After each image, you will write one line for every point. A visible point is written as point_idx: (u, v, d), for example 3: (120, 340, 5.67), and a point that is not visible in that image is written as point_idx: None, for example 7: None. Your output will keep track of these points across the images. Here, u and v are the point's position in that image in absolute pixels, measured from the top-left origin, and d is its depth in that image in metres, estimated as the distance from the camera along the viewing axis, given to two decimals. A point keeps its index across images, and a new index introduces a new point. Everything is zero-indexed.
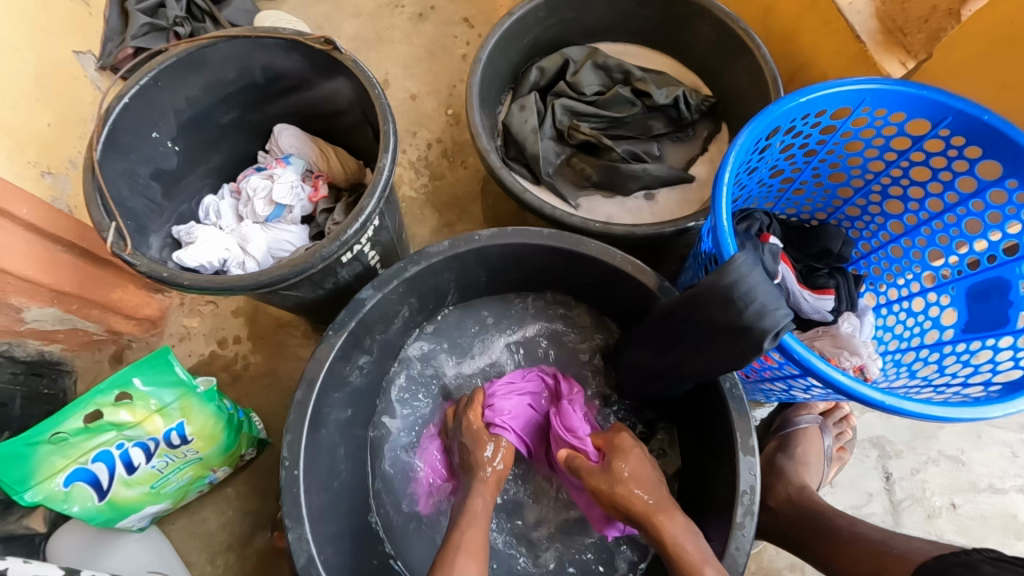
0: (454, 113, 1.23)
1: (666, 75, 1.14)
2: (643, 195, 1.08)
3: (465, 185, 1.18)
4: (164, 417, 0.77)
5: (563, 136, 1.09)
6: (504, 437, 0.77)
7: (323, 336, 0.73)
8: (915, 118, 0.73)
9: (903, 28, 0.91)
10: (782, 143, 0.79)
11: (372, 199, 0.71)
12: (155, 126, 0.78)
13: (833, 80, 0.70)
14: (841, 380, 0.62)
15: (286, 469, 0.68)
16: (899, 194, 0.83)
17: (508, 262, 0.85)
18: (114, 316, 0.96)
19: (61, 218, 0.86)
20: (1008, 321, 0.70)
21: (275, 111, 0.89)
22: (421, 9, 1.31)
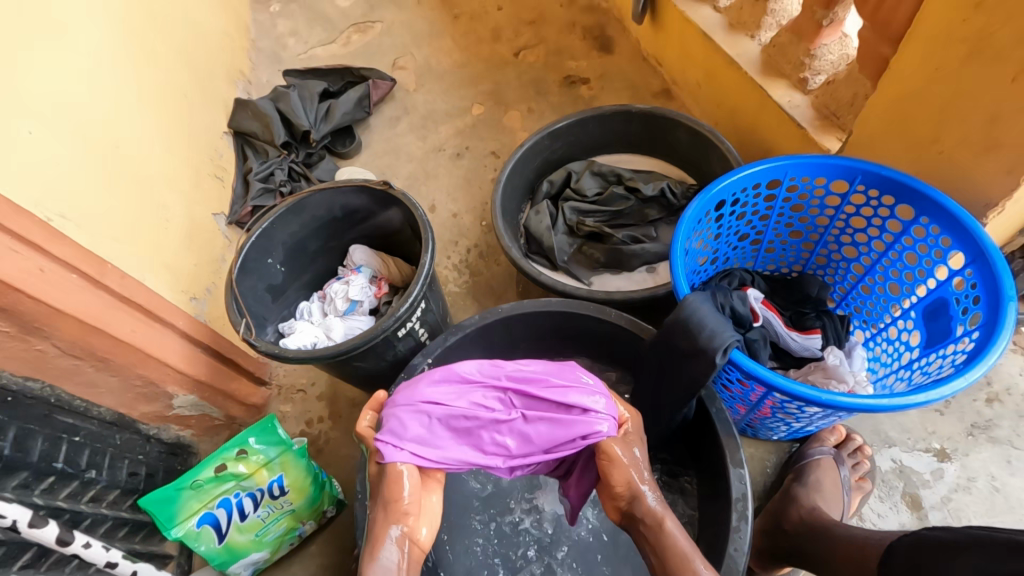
0: (487, 223, 1.53)
1: (653, 172, 1.39)
2: (645, 268, 1.28)
3: (498, 278, 1.43)
4: (269, 470, 0.99)
5: (572, 230, 1.34)
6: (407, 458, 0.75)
7: (385, 396, 0.95)
8: (834, 180, 0.92)
9: (835, 113, 1.12)
10: (734, 212, 0.99)
11: (417, 286, 0.97)
12: (269, 254, 1.10)
13: (754, 161, 0.92)
14: (795, 389, 0.75)
15: (359, 500, 0.86)
16: (850, 241, 0.98)
17: (528, 329, 1.05)
18: (231, 403, 1.24)
19: (201, 328, 1.17)
20: (951, 332, 0.80)
21: (351, 236, 1.21)
22: (459, 150, 1.69)
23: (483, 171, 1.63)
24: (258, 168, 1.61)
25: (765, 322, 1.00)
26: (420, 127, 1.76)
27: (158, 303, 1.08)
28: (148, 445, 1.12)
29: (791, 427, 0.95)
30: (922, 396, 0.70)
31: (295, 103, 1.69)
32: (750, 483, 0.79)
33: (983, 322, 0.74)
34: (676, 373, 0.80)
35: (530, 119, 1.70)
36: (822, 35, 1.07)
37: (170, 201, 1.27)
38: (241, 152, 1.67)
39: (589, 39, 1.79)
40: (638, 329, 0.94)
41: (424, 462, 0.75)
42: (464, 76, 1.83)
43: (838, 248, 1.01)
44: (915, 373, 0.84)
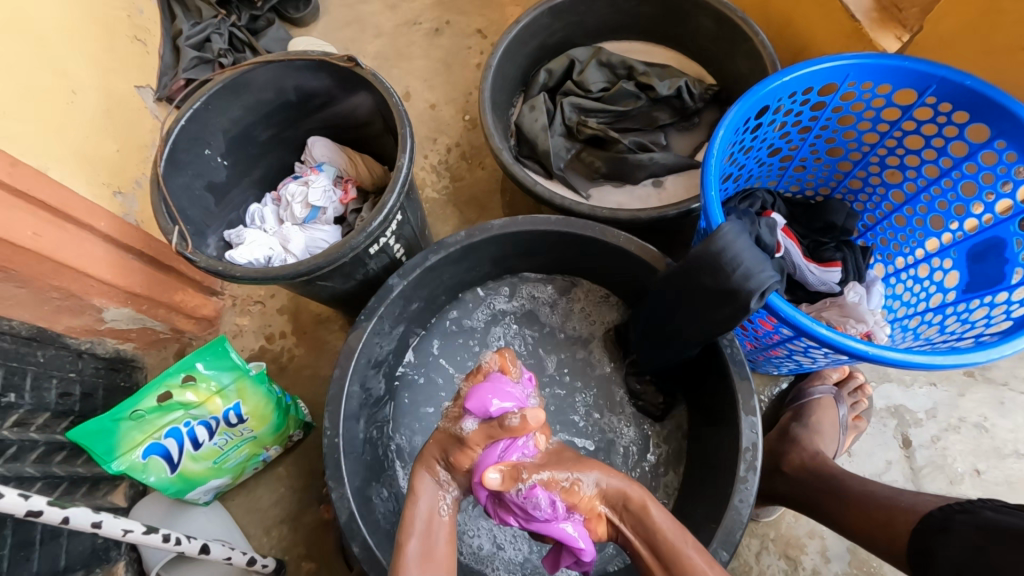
0: (470, 118, 1.32)
1: (669, 68, 1.19)
2: (651, 183, 1.13)
3: (484, 184, 1.26)
4: (224, 397, 0.88)
5: (572, 132, 1.16)
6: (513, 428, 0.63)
7: (355, 321, 0.82)
8: (901, 88, 0.77)
9: (897, 4, 0.93)
10: (774, 122, 0.83)
11: (393, 195, 0.80)
12: (207, 144, 0.90)
13: (812, 58, 0.75)
14: (830, 337, 0.66)
15: (328, 437, 0.77)
16: (897, 164, 0.86)
17: (518, 249, 0.92)
18: (177, 315, 1.09)
19: (130, 230, 0.98)
20: (1005, 278, 0.72)
21: (309, 125, 0.99)
22: (438, 24, 1.41)
23: (466, 53, 1.38)
24: (190, 31, 1.31)
25: (785, 252, 0.89)
26: None
27: (69, 199, 0.88)
28: (80, 362, 0.98)
29: (797, 366, 0.89)
30: (976, 352, 0.62)
31: None
32: (760, 431, 0.73)
33: None
34: (695, 313, 0.70)
35: None
36: None
37: (73, 66, 1.00)
38: (166, 9, 1.35)
39: None
40: (650, 257, 0.82)
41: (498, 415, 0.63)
42: None
43: (879, 171, 0.88)
44: (949, 320, 0.77)
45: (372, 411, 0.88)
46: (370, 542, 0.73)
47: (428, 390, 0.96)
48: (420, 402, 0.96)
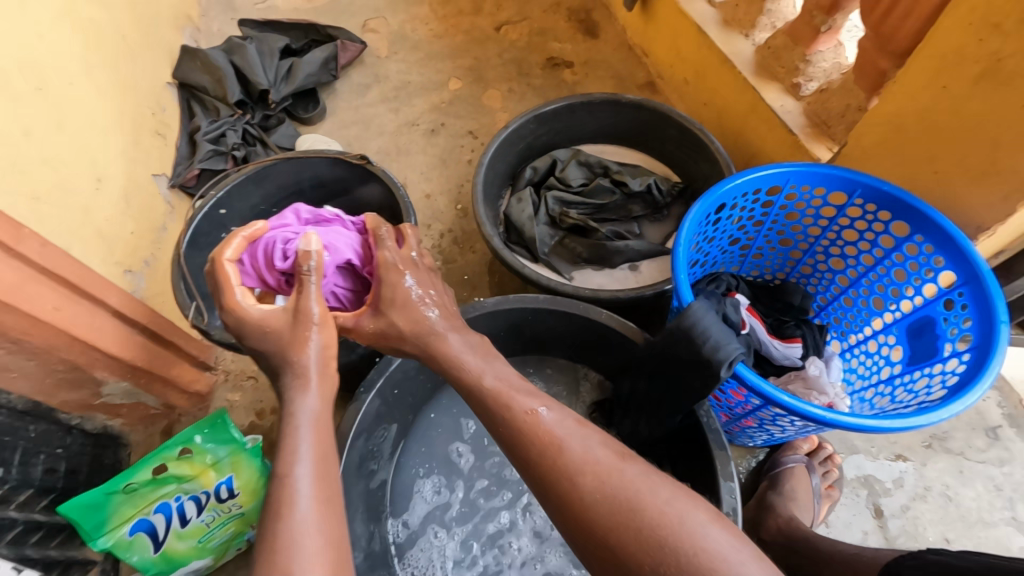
0: (462, 207, 1.44)
1: (639, 168, 1.35)
2: (628, 267, 1.24)
3: (474, 266, 1.35)
4: (217, 471, 0.88)
5: (555, 221, 1.28)
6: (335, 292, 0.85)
7: (355, 393, 0.86)
8: (834, 191, 0.91)
9: (827, 122, 1.11)
10: (731, 216, 0.96)
11: None
12: (224, 228, 0.98)
13: (758, 166, 0.89)
14: (794, 404, 0.73)
15: None
16: (839, 253, 0.98)
17: (513, 327, 1.00)
18: (171, 390, 1.11)
19: (138, 305, 1.03)
20: (939, 352, 0.82)
21: (318, 212, 1.09)
22: (433, 126, 1.58)
23: (459, 151, 1.54)
24: (207, 127, 1.44)
25: (751, 329, 0.98)
26: (391, 98, 1.65)
27: (89, 276, 0.94)
28: (69, 437, 0.98)
29: (770, 437, 0.96)
30: (918, 417, 0.71)
31: (253, 60, 1.53)
32: (739, 496, 0.77)
33: (974, 344, 0.76)
34: (674, 383, 0.77)
35: (510, 100, 1.62)
36: (819, 41, 1.08)
37: (101, 157, 1.11)
38: (187, 108, 1.50)
39: (573, 20, 1.72)
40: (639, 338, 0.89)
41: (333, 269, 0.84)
42: (442, 46, 1.73)
43: (825, 258, 1.01)
44: (899, 389, 0.86)
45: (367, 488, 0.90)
46: None
47: (427, 463, 1.01)
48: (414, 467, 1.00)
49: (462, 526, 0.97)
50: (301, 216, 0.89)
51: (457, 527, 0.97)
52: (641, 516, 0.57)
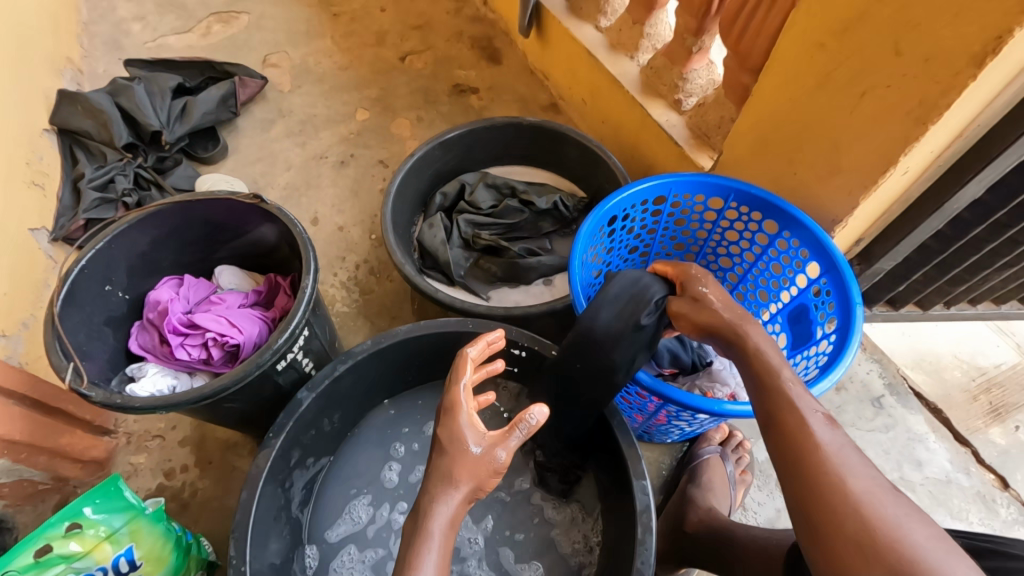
0: (377, 236, 1.44)
1: (546, 186, 1.40)
2: (542, 281, 1.28)
3: (392, 295, 1.34)
4: (113, 544, 0.81)
5: (468, 243, 1.31)
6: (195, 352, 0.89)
7: (263, 439, 0.83)
8: (711, 197, 0.99)
9: (707, 133, 1.20)
10: (625, 227, 1.02)
11: (299, 312, 0.85)
12: (108, 280, 0.92)
13: (642, 179, 0.96)
14: (690, 400, 0.78)
15: (234, 567, 0.74)
16: (725, 252, 1.07)
17: (428, 353, 1.00)
18: (62, 461, 1.02)
19: (15, 372, 0.94)
20: (814, 335, 0.91)
21: (217, 256, 1.05)
22: (342, 158, 1.57)
23: (371, 181, 1.53)
24: (93, 175, 1.36)
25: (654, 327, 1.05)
26: (297, 132, 1.62)
27: None
28: None
29: (683, 431, 1.01)
30: None
31: (142, 101, 1.46)
32: (651, 493, 0.80)
33: (838, 326, 0.85)
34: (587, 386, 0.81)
35: (419, 128, 1.64)
36: (692, 60, 1.18)
37: None
38: (69, 155, 1.41)
39: (476, 48, 1.78)
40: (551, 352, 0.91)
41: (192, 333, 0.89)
42: (347, 78, 1.73)
43: (715, 258, 1.09)
44: None
45: (279, 528, 0.86)
46: None
47: (349, 487, 0.99)
48: (343, 490, 0.98)
49: (374, 550, 0.94)
50: (182, 290, 0.97)
51: (373, 550, 0.94)
52: (888, 519, 0.50)
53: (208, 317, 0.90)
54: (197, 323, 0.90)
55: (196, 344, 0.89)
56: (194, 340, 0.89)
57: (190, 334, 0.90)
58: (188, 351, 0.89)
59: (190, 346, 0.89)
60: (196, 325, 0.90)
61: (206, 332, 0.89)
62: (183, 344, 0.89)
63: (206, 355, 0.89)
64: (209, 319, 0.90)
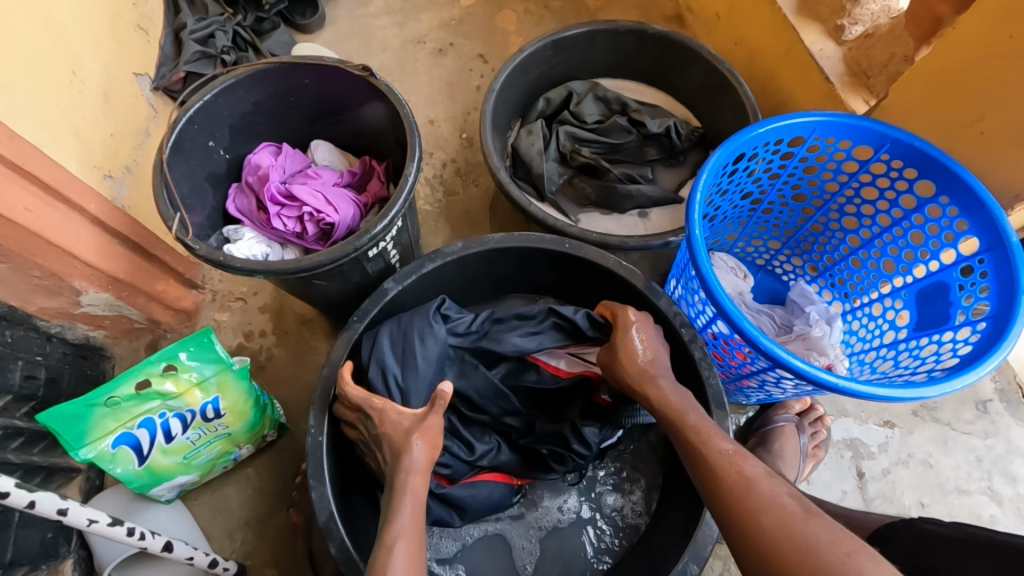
0: (467, 136, 1.36)
1: (659, 108, 1.27)
2: (637, 213, 1.19)
3: (476, 201, 1.29)
4: (203, 390, 0.86)
5: (565, 158, 1.21)
6: (293, 225, 0.87)
7: (347, 321, 0.84)
8: (860, 145, 0.85)
9: (867, 71, 1.02)
10: (749, 168, 0.90)
11: (398, 202, 0.82)
12: (212, 136, 0.90)
13: (788, 113, 0.82)
14: (807, 371, 0.72)
15: (312, 436, 0.77)
16: (854, 211, 0.94)
17: (512, 265, 0.96)
18: (156, 306, 1.07)
19: (120, 214, 0.97)
20: (951, 319, 0.80)
21: (315, 129, 1.02)
22: (441, 45, 1.46)
23: (468, 76, 1.43)
24: (195, 26, 1.32)
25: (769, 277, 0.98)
26: (397, 10, 1.51)
27: (63, 177, 0.87)
28: (48, 345, 0.95)
29: (766, 397, 0.94)
30: (930, 389, 0.68)
31: None
32: None
33: (991, 313, 0.73)
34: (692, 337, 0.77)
35: (526, 23, 1.49)
36: None
37: (75, 45, 1.00)
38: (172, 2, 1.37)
39: None
40: (652, 294, 0.87)
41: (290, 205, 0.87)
42: None
43: (838, 217, 0.96)
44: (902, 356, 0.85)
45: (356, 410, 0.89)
46: (347, 544, 0.72)
47: None
48: None
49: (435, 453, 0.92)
50: (280, 160, 0.94)
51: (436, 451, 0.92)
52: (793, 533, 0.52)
53: (306, 191, 0.88)
54: (295, 195, 0.87)
55: (293, 217, 0.87)
56: (291, 211, 0.87)
57: (287, 205, 0.87)
58: (286, 221, 0.87)
59: (286, 218, 0.87)
60: (293, 197, 0.87)
61: (303, 206, 0.87)
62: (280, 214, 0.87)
63: (301, 228, 0.87)
64: (306, 193, 0.87)
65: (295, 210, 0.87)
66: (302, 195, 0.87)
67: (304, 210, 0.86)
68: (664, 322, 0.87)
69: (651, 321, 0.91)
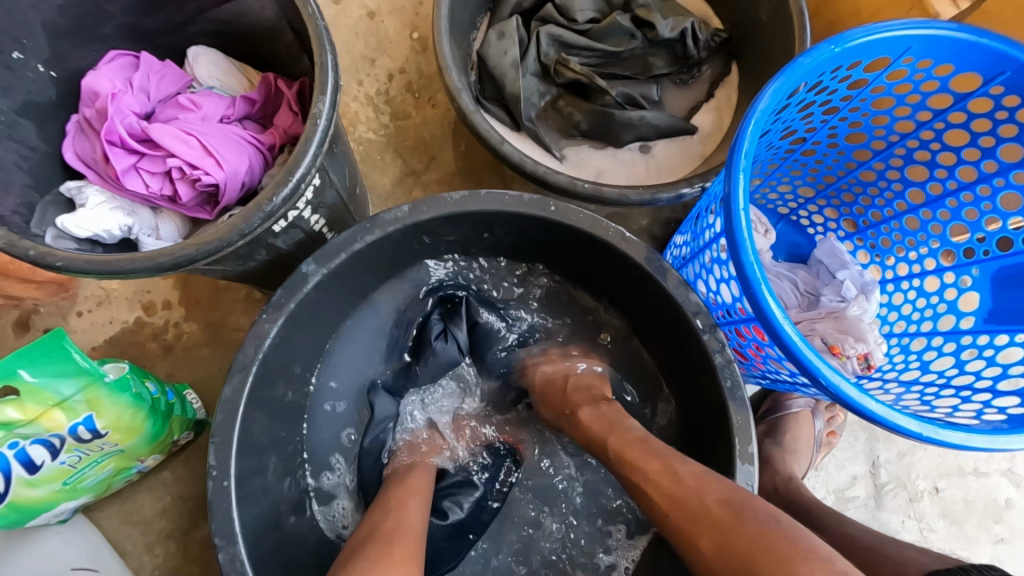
0: (420, 36, 1.03)
1: (672, 1, 0.96)
2: (638, 146, 0.93)
3: (433, 127, 1.01)
4: (67, 411, 0.64)
5: (548, 72, 0.92)
6: (160, 185, 0.60)
7: (254, 320, 0.61)
8: (964, 72, 0.62)
9: None
10: (804, 101, 0.65)
11: (308, 155, 0.56)
12: (17, 44, 0.59)
13: (880, 23, 0.57)
14: (885, 415, 0.52)
15: (213, 480, 0.58)
16: (926, 160, 0.72)
17: (476, 229, 0.73)
18: (8, 280, 0.81)
19: None
20: None
21: (189, 30, 0.70)
22: None
23: None
24: None
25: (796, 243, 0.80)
26: None
27: None
28: None
29: None
30: None
31: None
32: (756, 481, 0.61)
33: None
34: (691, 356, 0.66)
35: None
36: None
37: None
38: None
39: None
40: (656, 272, 0.66)
41: (151, 156, 0.60)
42: None
43: (902, 166, 0.75)
44: None
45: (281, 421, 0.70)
46: None
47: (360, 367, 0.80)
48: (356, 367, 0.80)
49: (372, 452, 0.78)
50: (137, 81, 0.65)
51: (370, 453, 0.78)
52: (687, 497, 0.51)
53: (172, 133, 0.60)
54: (156, 142, 0.60)
55: (157, 173, 0.60)
56: (154, 166, 0.60)
57: (146, 156, 0.60)
58: (149, 181, 0.60)
59: (147, 175, 0.60)
60: (154, 146, 0.60)
61: (170, 158, 0.60)
62: (137, 170, 0.60)
63: (172, 190, 0.61)
64: (174, 136, 0.60)
65: (160, 163, 0.60)
66: (167, 141, 0.60)
67: (172, 165, 0.60)
68: (672, 307, 0.67)
69: (653, 300, 0.71)
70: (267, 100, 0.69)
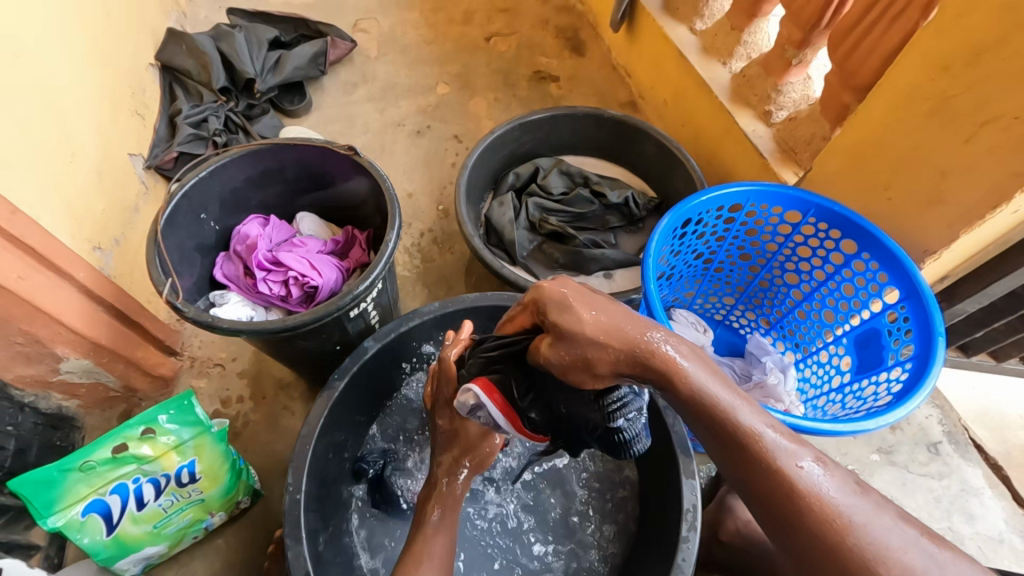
0: (443, 207, 1.46)
1: (618, 181, 1.40)
2: (602, 274, 1.27)
3: (452, 266, 1.37)
4: (180, 453, 0.86)
5: (534, 226, 1.32)
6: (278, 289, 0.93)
7: (328, 380, 0.86)
8: (791, 211, 0.97)
9: (794, 148, 1.15)
10: (696, 232, 1.00)
11: (378, 266, 0.88)
12: (204, 209, 0.97)
13: (725, 185, 0.94)
14: None
15: (290, 494, 0.78)
16: (794, 269, 1.04)
17: (484, 325, 1.01)
18: (134, 373, 1.08)
19: (106, 283, 1.01)
20: (883, 361, 0.90)
21: (300, 202, 1.09)
22: (419, 128, 1.60)
23: (443, 154, 1.55)
24: (189, 112, 1.43)
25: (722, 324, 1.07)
26: (378, 97, 1.66)
27: (55, 248, 0.91)
28: (21, 415, 0.94)
29: None
30: (867, 421, 0.76)
31: (241, 48, 1.52)
32: (700, 494, 0.79)
33: (915, 355, 0.83)
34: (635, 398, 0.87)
35: (496, 108, 1.65)
36: (790, 73, 1.14)
37: (76, 130, 1.08)
38: (168, 90, 1.49)
39: (561, 38, 1.78)
40: None
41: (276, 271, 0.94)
42: (432, 52, 1.76)
43: (781, 274, 1.07)
44: (848, 398, 0.94)
45: (332, 471, 0.90)
46: None
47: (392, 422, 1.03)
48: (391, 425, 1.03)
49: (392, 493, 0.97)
50: (267, 229, 1.01)
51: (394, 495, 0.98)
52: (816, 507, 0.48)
53: (291, 256, 0.94)
54: (280, 262, 0.94)
55: (278, 281, 0.94)
56: (276, 276, 0.94)
57: (272, 271, 0.94)
58: (272, 286, 0.93)
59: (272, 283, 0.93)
60: (278, 265, 0.94)
61: (287, 272, 0.93)
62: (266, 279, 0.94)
63: (285, 291, 0.93)
64: (291, 258, 0.94)
65: (281, 274, 0.94)
66: (287, 262, 0.94)
67: (289, 275, 0.93)
68: None
69: None
70: (347, 241, 1.04)
